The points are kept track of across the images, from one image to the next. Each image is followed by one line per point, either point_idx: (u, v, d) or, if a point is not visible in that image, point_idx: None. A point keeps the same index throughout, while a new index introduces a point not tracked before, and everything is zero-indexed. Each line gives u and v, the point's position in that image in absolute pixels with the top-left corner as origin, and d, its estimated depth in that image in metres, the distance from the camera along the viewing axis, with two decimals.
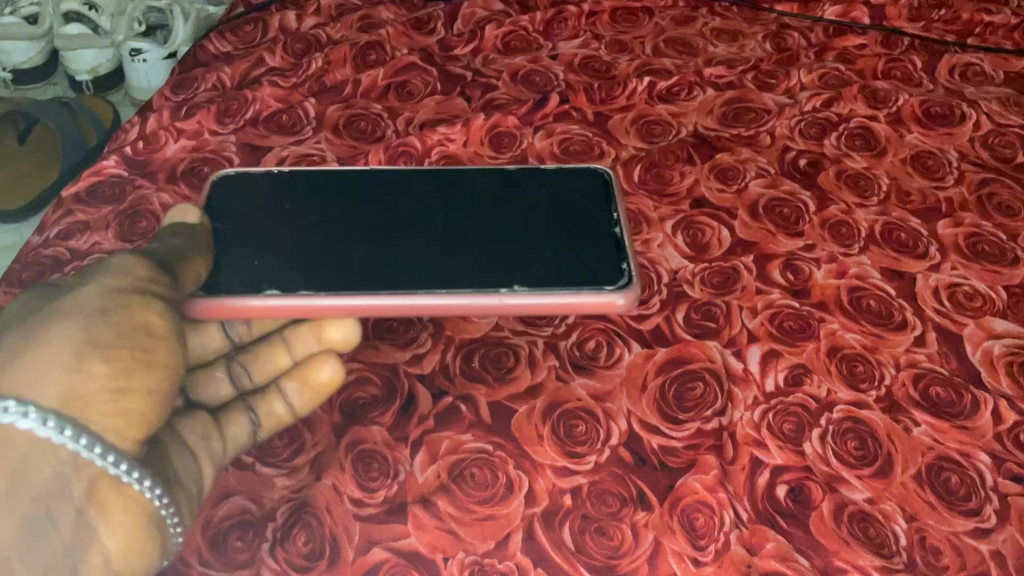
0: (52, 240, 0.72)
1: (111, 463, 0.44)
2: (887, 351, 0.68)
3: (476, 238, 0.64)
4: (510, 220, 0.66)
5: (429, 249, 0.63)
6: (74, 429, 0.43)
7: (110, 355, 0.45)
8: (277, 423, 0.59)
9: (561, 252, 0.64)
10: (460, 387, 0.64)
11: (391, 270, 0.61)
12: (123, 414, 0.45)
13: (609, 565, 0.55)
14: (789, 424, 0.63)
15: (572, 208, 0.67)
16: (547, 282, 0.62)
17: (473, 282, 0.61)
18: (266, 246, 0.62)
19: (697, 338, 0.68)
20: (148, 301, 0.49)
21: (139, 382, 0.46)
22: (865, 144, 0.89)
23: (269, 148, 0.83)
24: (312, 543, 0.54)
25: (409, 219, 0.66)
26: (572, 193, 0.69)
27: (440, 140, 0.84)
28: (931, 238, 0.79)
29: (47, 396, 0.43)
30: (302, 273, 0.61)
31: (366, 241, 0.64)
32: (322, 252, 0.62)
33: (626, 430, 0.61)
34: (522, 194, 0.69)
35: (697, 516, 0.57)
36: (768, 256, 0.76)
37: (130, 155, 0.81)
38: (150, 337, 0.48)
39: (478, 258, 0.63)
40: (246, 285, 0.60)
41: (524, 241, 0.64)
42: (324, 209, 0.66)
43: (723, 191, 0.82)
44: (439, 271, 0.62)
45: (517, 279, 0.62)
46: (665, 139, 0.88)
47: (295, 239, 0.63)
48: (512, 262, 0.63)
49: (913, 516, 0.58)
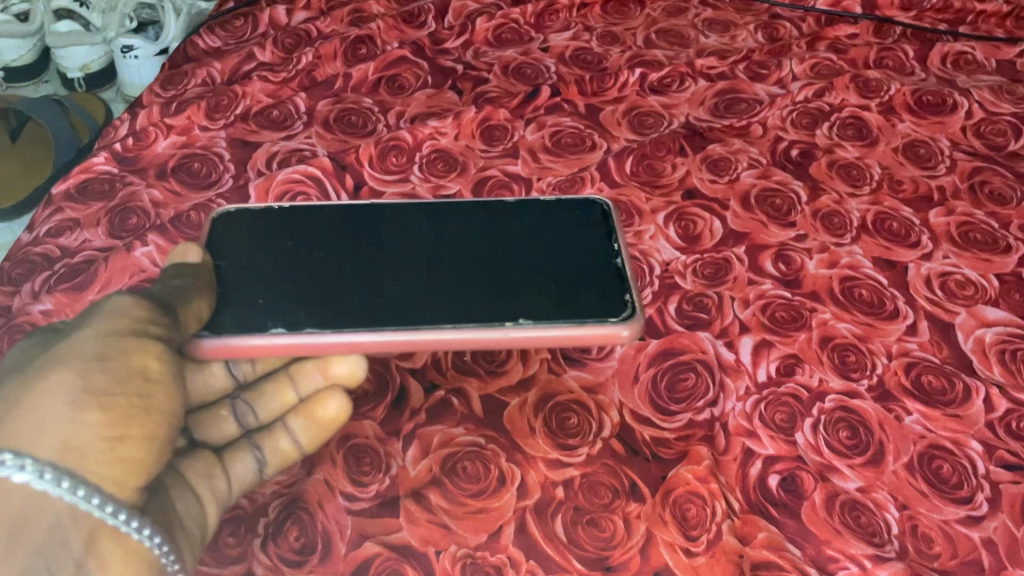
0: (42, 237, 0.72)
1: (111, 515, 0.43)
2: (878, 340, 0.68)
3: (484, 268, 0.60)
4: (522, 250, 0.61)
5: (436, 282, 0.59)
6: (72, 480, 0.42)
7: (108, 402, 0.44)
8: (283, 459, 0.57)
9: (571, 283, 0.59)
10: (452, 381, 0.64)
11: (398, 304, 0.57)
12: (122, 463, 0.44)
13: (601, 556, 0.55)
14: (781, 414, 0.63)
15: (581, 237, 0.63)
16: (557, 312, 0.57)
17: (483, 316, 0.57)
18: (267, 283, 0.58)
19: (689, 330, 0.68)
20: (146, 343, 0.48)
21: (138, 430, 0.45)
22: (856, 134, 0.89)
23: (259, 143, 0.82)
24: (304, 538, 0.54)
25: (415, 250, 0.61)
26: (577, 223, 0.65)
27: (431, 134, 0.84)
28: (923, 227, 0.79)
29: (44, 449, 0.42)
30: (305, 310, 0.57)
31: (370, 274, 0.59)
32: (324, 287, 0.58)
33: (617, 423, 0.62)
34: (531, 222, 0.64)
35: (689, 506, 0.57)
36: (760, 246, 0.76)
37: (120, 152, 0.80)
38: (148, 381, 0.47)
39: (488, 292, 0.58)
40: (247, 324, 0.56)
41: (534, 273, 0.60)
42: (328, 241, 0.62)
43: (714, 181, 0.82)
44: (448, 305, 0.57)
45: (526, 312, 0.57)
46: (657, 131, 0.88)
47: (297, 273, 0.59)
48: (521, 292, 0.59)
49: (905, 505, 0.58)
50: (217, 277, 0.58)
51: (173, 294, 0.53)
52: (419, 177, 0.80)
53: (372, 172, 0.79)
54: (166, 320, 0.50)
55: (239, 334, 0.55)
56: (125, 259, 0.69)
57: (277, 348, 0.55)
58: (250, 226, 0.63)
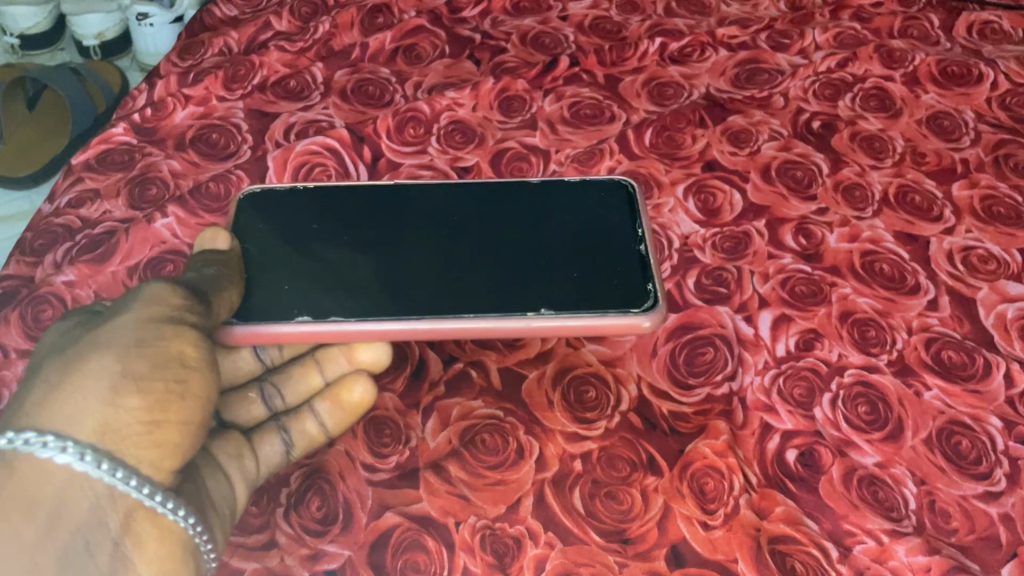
0: (63, 208, 0.73)
1: (146, 495, 0.42)
2: (899, 316, 0.68)
3: (505, 255, 0.60)
4: (544, 237, 0.61)
5: (459, 268, 0.59)
6: (110, 462, 0.41)
7: (145, 388, 0.44)
8: (310, 442, 0.57)
9: (594, 271, 0.59)
10: (471, 354, 0.64)
11: (421, 293, 0.57)
12: (159, 446, 0.44)
13: (619, 528, 0.55)
14: (800, 388, 0.63)
15: (604, 222, 0.63)
16: (579, 302, 0.57)
17: (505, 305, 0.57)
18: (293, 268, 0.59)
19: (708, 304, 0.68)
20: (182, 331, 0.48)
21: (174, 415, 0.45)
22: (880, 106, 0.88)
23: (277, 114, 0.82)
24: (325, 508, 0.55)
25: (438, 235, 0.61)
26: (599, 207, 0.64)
27: (449, 105, 0.83)
28: (946, 201, 0.78)
29: (84, 431, 0.42)
30: (330, 297, 0.57)
31: (392, 260, 0.59)
32: (348, 274, 0.58)
33: (636, 396, 0.62)
34: (555, 205, 0.64)
35: (707, 480, 0.57)
36: (781, 220, 0.75)
37: (139, 122, 0.80)
38: (184, 367, 0.46)
39: (511, 278, 0.58)
40: (273, 311, 0.56)
41: (557, 260, 0.59)
42: (350, 225, 0.62)
43: (735, 154, 0.81)
44: (470, 293, 0.57)
45: (548, 301, 0.57)
46: (677, 102, 0.87)
47: (322, 258, 0.59)
48: (544, 279, 0.58)
49: (923, 480, 0.58)
50: (245, 263, 0.59)
51: (207, 284, 0.53)
52: (437, 148, 0.79)
53: (390, 143, 0.79)
54: (200, 308, 0.50)
55: (266, 321, 0.55)
56: (145, 230, 0.69)
57: (303, 336, 0.55)
58: (277, 208, 0.63)
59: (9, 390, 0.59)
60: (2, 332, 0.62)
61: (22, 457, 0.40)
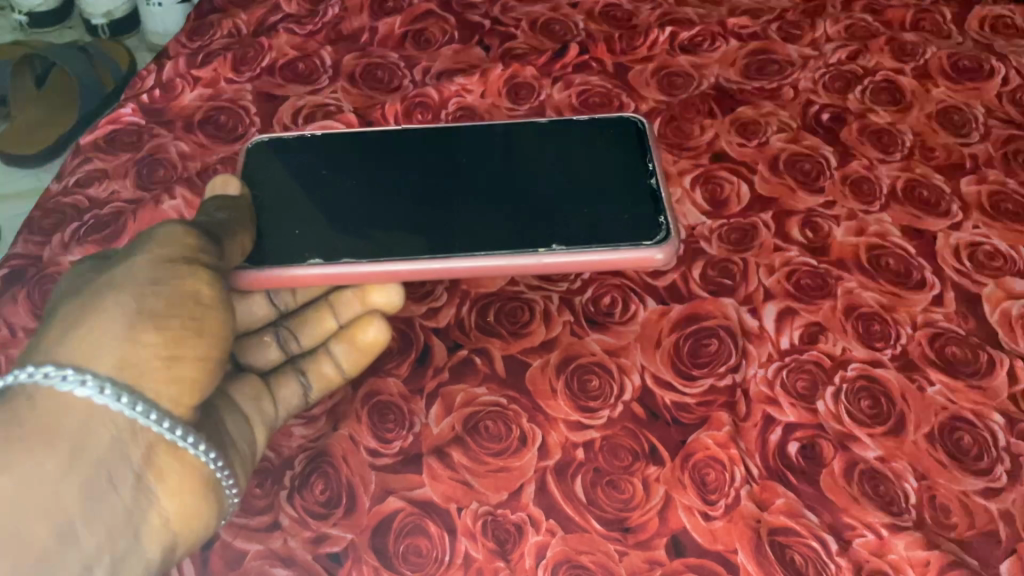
0: (71, 188, 0.73)
1: (167, 430, 0.43)
2: (904, 310, 0.68)
3: (514, 194, 0.60)
4: (553, 177, 0.61)
5: (468, 213, 0.59)
6: (131, 397, 0.42)
7: (163, 326, 0.44)
8: (326, 383, 0.59)
9: (603, 209, 0.59)
10: (475, 341, 0.64)
11: (430, 236, 0.57)
12: (179, 381, 0.44)
13: (620, 516, 0.55)
14: (803, 381, 0.63)
15: (612, 159, 0.63)
16: (589, 237, 0.57)
17: (517, 245, 0.57)
18: (304, 212, 0.59)
19: (713, 295, 0.68)
20: (198, 270, 0.47)
21: (190, 350, 0.44)
22: (890, 99, 0.87)
23: (285, 97, 0.81)
24: (329, 490, 0.55)
25: (446, 179, 0.61)
26: (607, 143, 0.64)
27: (457, 91, 0.83)
28: (954, 196, 0.78)
29: (103, 364, 0.42)
30: (343, 239, 0.57)
31: (403, 205, 0.59)
32: (360, 217, 0.58)
33: (639, 386, 0.62)
34: (563, 146, 0.64)
35: (708, 471, 0.58)
36: (788, 212, 0.75)
37: (147, 103, 0.80)
38: (201, 306, 0.46)
39: (520, 218, 0.58)
40: (285, 255, 0.56)
41: (569, 202, 0.59)
42: (361, 171, 0.62)
43: (744, 145, 0.81)
44: (481, 235, 0.58)
45: (560, 238, 0.57)
46: (686, 92, 0.87)
47: (333, 203, 0.59)
48: (552, 216, 0.58)
49: (924, 475, 0.58)
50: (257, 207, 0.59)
51: (219, 228, 0.53)
52: None
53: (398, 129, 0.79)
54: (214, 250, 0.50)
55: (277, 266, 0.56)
56: (153, 212, 0.69)
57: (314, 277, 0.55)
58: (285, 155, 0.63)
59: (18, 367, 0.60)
60: (10, 311, 0.63)
61: (43, 389, 0.41)
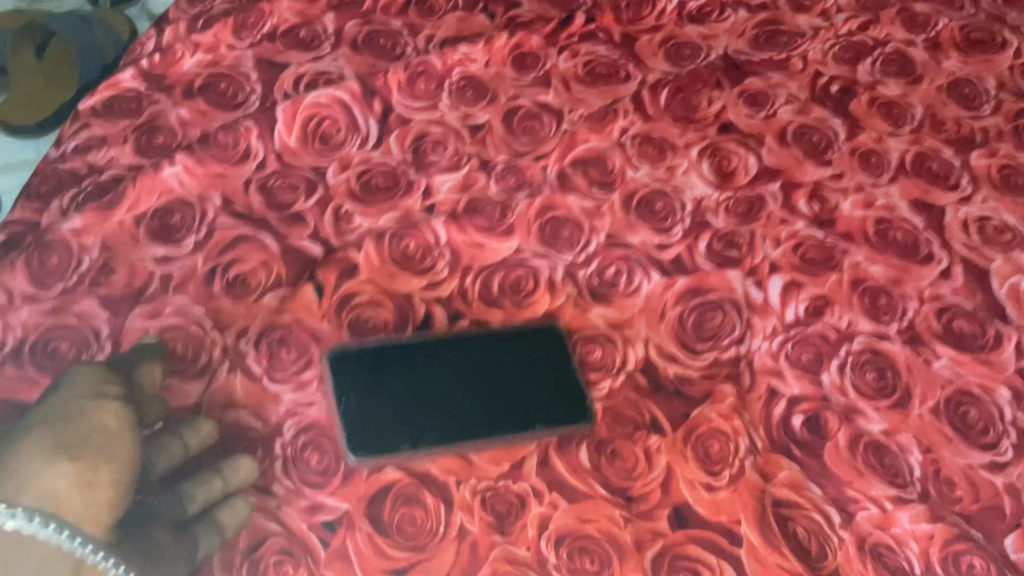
0: (70, 153, 0.72)
1: (67, 540, 0.43)
2: (911, 284, 0.67)
3: (508, 421, 0.57)
4: (543, 411, 0.58)
5: (452, 398, 0.57)
6: (41, 516, 0.43)
7: (74, 453, 0.47)
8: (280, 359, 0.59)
9: (554, 404, 0.59)
10: (477, 311, 0.64)
11: (455, 390, 0.57)
12: (96, 503, 0.46)
13: (622, 487, 0.55)
14: (808, 354, 0.62)
15: (563, 383, 0.60)
16: (546, 408, 0.58)
17: (512, 431, 0.56)
18: (379, 428, 0.55)
19: (719, 268, 0.67)
20: (104, 404, 0.51)
21: (103, 477, 0.47)
22: (900, 71, 0.86)
23: (286, 65, 0.80)
24: (325, 461, 0.55)
25: (451, 391, 0.57)
26: (557, 374, 0.61)
27: (461, 59, 0.82)
28: (964, 169, 0.77)
29: (24, 495, 0.44)
30: (424, 431, 0.56)
31: (425, 420, 0.56)
32: (425, 418, 0.56)
33: (642, 358, 0.62)
34: (547, 372, 0.60)
35: (712, 443, 0.57)
36: (795, 184, 0.74)
37: (146, 68, 0.78)
38: (107, 434, 0.49)
39: (506, 430, 0.56)
40: (363, 422, 0.56)
41: (545, 371, 0.60)
42: (408, 394, 0.57)
43: (751, 116, 0.80)
44: (490, 383, 0.58)
45: (544, 418, 0.57)
46: (694, 62, 0.85)
47: (408, 404, 0.57)
48: (524, 420, 0.57)
49: (929, 448, 0.58)
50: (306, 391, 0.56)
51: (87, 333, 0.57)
52: (448, 104, 0.78)
53: (401, 98, 0.78)
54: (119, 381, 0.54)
55: (371, 448, 0.55)
56: (152, 179, 0.68)
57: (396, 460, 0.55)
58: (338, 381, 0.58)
59: (15, 333, 0.59)
60: (7, 277, 0.62)
61: None
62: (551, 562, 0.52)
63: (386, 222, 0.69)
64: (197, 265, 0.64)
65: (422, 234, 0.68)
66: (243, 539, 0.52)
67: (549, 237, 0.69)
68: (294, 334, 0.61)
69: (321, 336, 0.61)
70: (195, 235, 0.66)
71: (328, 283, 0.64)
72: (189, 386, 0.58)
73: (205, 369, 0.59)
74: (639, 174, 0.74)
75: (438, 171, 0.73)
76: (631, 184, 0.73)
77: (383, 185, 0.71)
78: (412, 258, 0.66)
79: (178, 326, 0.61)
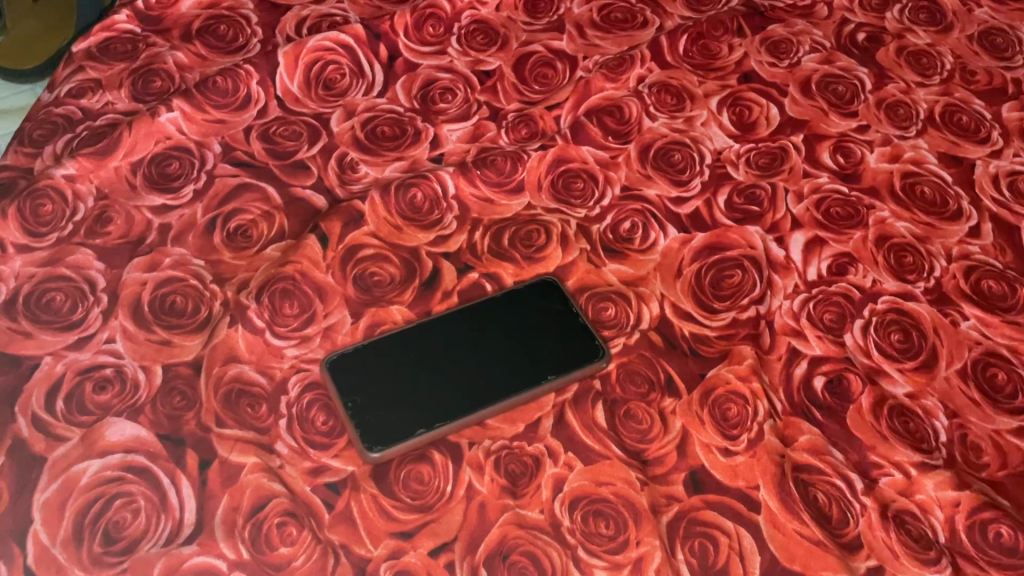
0: (64, 98, 0.69)
1: None
2: (939, 242, 0.65)
3: (522, 376, 0.55)
4: (553, 355, 0.56)
5: (458, 370, 0.54)
6: None
7: None
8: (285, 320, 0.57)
9: (568, 340, 0.57)
10: (487, 265, 0.62)
11: (455, 364, 0.55)
12: None
13: (637, 448, 0.53)
14: (830, 314, 0.60)
15: (569, 314, 0.58)
16: (561, 354, 0.56)
17: (525, 387, 0.54)
18: (385, 416, 0.52)
19: (738, 223, 0.65)
20: None
21: None
22: (929, 19, 0.82)
23: (288, 7, 0.76)
24: (331, 422, 0.53)
25: (459, 359, 0.55)
26: (555, 301, 0.59)
27: (471, 3, 0.78)
28: (995, 122, 0.74)
29: None
30: (431, 412, 0.53)
31: (439, 393, 0.53)
32: (428, 397, 0.53)
33: (657, 316, 0.60)
34: (544, 318, 0.58)
35: (730, 406, 0.55)
36: (819, 136, 0.71)
37: (142, 10, 0.75)
38: None
39: (524, 384, 0.55)
40: (373, 417, 0.52)
41: (534, 326, 0.57)
42: (405, 373, 0.54)
43: (774, 65, 0.76)
44: (488, 350, 0.56)
45: (553, 368, 0.55)
46: (714, 8, 0.81)
47: (408, 387, 0.53)
48: (539, 367, 0.55)
49: (955, 413, 0.56)
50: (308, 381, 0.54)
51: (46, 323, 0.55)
52: (457, 50, 0.75)
53: (407, 42, 0.74)
54: None
55: (390, 440, 0.52)
56: (149, 124, 0.66)
57: (417, 446, 0.52)
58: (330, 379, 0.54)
59: (8, 284, 0.57)
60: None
61: None
62: (566, 527, 0.50)
63: (392, 173, 0.66)
64: (196, 215, 0.62)
65: (430, 183, 0.65)
66: (245, 500, 0.49)
67: (562, 189, 0.66)
68: (298, 286, 0.59)
69: (324, 290, 0.59)
70: (194, 184, 0.63)
71: (332, 233, 0.62)
72: (189, 342, 0.55)
73: (206, 323, 0.56)
74: (656, 124, 0.71)
75: (446, 120, 0.70)
76: (649, 135, 0.70)
77: (389, 134, 0.68)
78: (419, 212, 0.64)
79: (177, 279, 0.58)
